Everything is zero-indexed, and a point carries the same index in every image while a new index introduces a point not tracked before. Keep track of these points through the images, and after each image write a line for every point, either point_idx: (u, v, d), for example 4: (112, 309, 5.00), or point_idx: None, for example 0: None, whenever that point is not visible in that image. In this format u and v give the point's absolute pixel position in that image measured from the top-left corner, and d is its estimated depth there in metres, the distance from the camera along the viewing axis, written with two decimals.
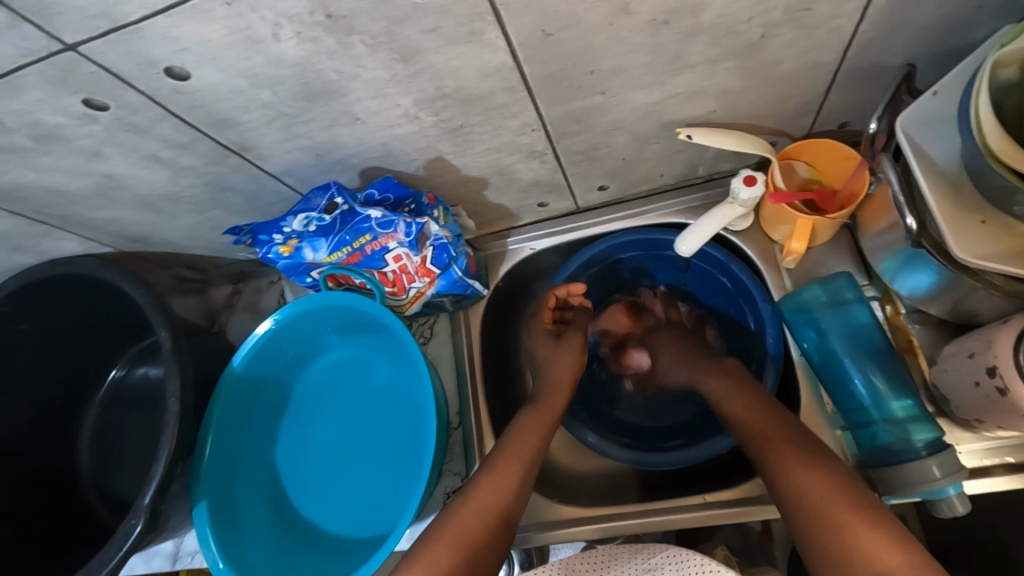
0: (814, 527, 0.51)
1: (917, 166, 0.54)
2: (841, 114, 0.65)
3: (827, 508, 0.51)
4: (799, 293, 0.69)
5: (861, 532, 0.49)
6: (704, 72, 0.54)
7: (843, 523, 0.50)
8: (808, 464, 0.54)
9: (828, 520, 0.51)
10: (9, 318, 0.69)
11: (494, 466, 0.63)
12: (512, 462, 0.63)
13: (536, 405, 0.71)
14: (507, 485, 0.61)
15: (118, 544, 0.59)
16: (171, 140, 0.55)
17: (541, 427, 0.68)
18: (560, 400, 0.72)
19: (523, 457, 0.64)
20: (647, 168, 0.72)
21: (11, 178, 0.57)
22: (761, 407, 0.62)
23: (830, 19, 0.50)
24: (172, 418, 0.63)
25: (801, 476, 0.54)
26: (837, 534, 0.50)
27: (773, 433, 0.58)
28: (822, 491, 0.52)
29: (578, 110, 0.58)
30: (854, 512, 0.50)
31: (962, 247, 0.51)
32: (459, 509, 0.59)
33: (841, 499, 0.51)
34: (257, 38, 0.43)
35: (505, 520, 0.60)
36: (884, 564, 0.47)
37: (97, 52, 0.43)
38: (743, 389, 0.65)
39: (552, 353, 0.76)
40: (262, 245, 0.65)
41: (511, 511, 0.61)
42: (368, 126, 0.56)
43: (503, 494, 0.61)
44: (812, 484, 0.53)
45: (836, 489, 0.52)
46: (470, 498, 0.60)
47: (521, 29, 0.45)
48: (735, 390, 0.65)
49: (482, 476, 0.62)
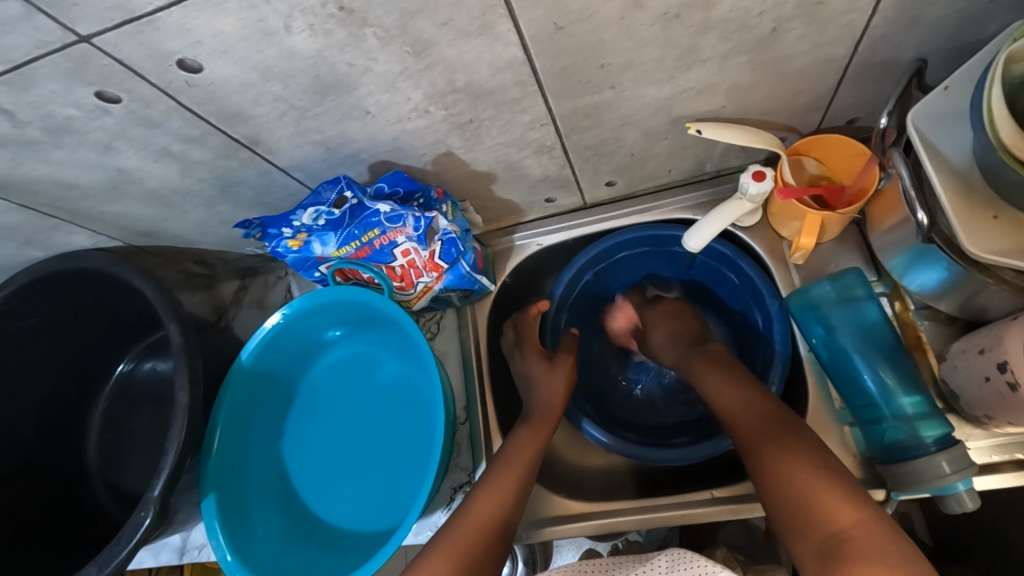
0: (777, 490, 0.52)
1: (929, 161, 0.54)
2: (851, 110, 0.65)
3: (789, 470, 0.52)
4: (807, 289, 0.69)
5: (820, 492, 0.50)
6: (715, 67, 0.54)
7: (804, 484, 0.51)
8: (778, 433, 0.56)
9: (789, 481, 0.52)
10: (18, 311, 0.69)
11: (491, 478, 0.63)
12: (510, 473, 0.64)
13: (529, 424, 0.70)
14: (504, 499, 0.62)
15: (128, 536, 0.59)
16: (183, 133, 0.55)
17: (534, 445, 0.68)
18: (550, 422, 0.71)
19: (518, 470, 0.64)
20: (656, 164, 0.72)
21: (23, 171, 0.57)
22: (739, 386, 0.63)
23: (841, 13, 0.49)
24: (181, 412, 0.62)
25: (770, 443, 0.55)
26: (796, 495, 0.51)
27: (747, 407, 0.60)
28: (785, 454, 0.53)
29: (588, 104, 0.58)
30: (815, 473, 0.51)
31: (974, 241, 0.51)
32: (458, 525, 0.59)
33: (803, 461, 0.52)
34: (270, 30, 0.43)
35: (504, 533, 0.60)
36: (839, 522, 0.48)
37: (111, 43, 0.43)
38: (724, 370, 0.66)
39: (542, 376, 0.75)
40: (271, 239, 0.65)
41: (509, 523, 0.61)
42: (378, 119, 0.56)
43: (500, 507, 0.61)
44: (778, 449, 0.54)
45: (801, 453, 0.53)
46: (468, 512, 0.60)
47: (533, 22, 0.45)
48: (715, 371, 0.66)
49: (478, 491, 0.62)
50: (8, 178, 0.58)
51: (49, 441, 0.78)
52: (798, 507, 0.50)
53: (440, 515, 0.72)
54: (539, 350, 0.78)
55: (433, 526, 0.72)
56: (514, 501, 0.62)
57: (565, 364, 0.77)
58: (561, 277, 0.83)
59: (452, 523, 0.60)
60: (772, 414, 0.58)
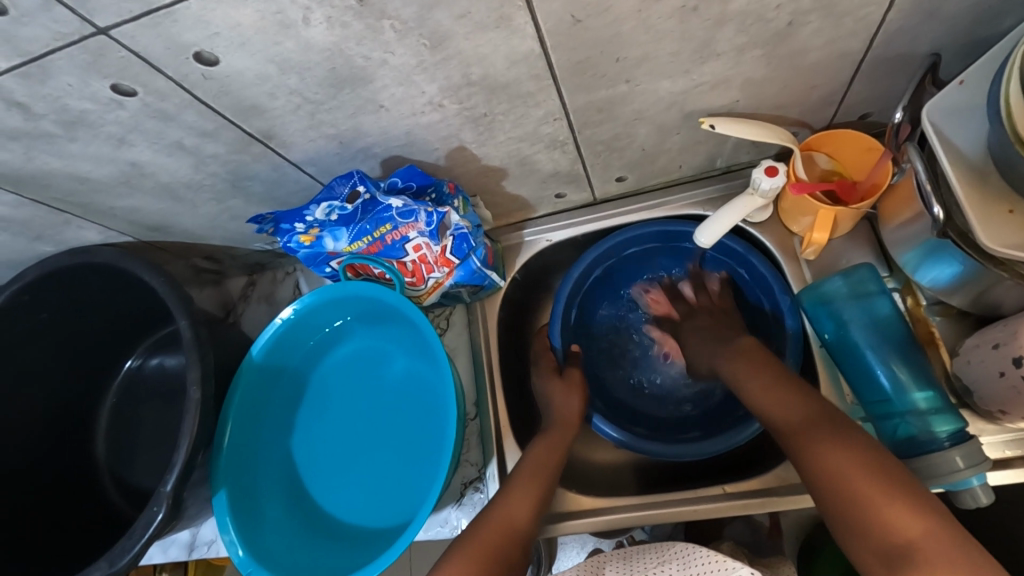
0: (835, 500, 0.52)
1: (944, 155, 0.54)
2: (863, 105, 0.65)
3: (848, 479, 0.52)
4: (819, 285, 0.69)
5: (883, 502, 0.49)
6: (730, 61, 0.54)
7: (865, 494, 0.50)
8: (830, 437, 0.55)
9: (848, 491, 0.51)
10: (28, 306, 0.69)
11: (512, 483, 0.64)
12: (530, 481, 0.64)
13: (545, 440, 0.70)
14: (525, 502, 0.62)
15: (141, 531, 0.59)
16: (197, 127, 0.55)
17: (553, 453, 0.68)
18: (568, 434, 0.72)
19: (538, 481, 0.64)
20: (667, 159, 0.72)
21: (36, 165, 0.57)
22: (783, 386, 0.62)
23: (859, 6, 0.49)
24: (193, 407, 0.62)
25: (824, 450, 0.54)
26: (857, 506, 0.51)
27: (795, 410, 0.59)
28: (842, 463, 0.53)
29: (602, 99, 0.58)
30: (876, 481, 0.51)
31: (990, 236, 0.51)
32: (481, 528, 0.59)
33: (862, 468, 0.52)
34: (288, 22, 0.43)
35: (524, 536, 0.60)
36: (906, 534, 0.48)
37: (129, 35, 0.43)
38: (763, 369, 0.65)
39: (556, 393, 0.76)
40: (282, 234, 0.65)
41: (529, 527, 0.61)
42: (392, 113, 0.56)
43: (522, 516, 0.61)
44: (833, 456, 0.54)
45: (858, 458, 0.52)
46: (491, 514, 0.60)
47: (550, 14, 0.45)
48: (752, 371, 0.66)
49: (499, 498, 0.62)
50: (21, 171, 0.58)
51: (57, 436, 0.78)
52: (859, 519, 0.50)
53: (449, 512, 0.72)
54: (553, 366, 0.79)
55: (443, 522, 0.71)
56: (535, 509, 0.62)
57: (575, 378, 0.77)
58: (571, 273, 0.81)
59: (473, 529, 0.60)
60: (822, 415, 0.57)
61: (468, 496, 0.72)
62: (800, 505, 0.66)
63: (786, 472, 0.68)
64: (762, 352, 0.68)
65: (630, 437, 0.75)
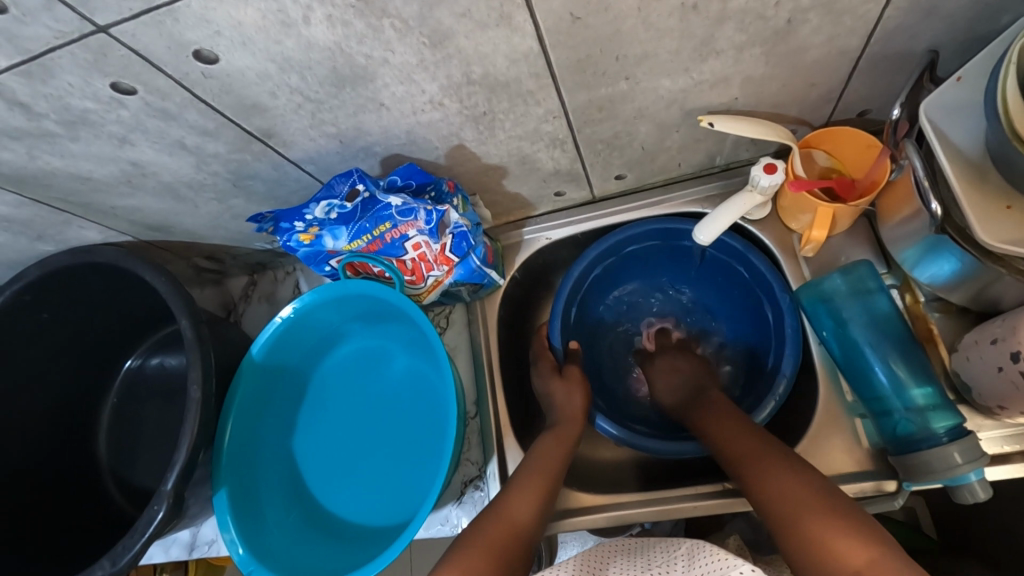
0: (788, 532, 0.52)
1: (941, 151, 0.54)
2: (861, 103, 0.65)
3: (801, 513, 0.52)
4: (819, 282, 0.70)
5: (830, 531, 0.50)
6: (730, 59, 0.55)
7: (812, 525, 0.51)
8: (785, 475, 0.56)
9: (799, 522, 0.52)
10: (29, 305, 0.69)
11: (517, 481, 0.64)
12: (538, 478, 0.65)
13: (554, 432, 0.71)
14: (529, 501, 0.62)
15: (142, 530, 0.59)
16: (199, 126, 0.55)
17: (558, 453, 0.68)
18: (576, 429, 0.72)
19: (547, 475, 0.65)
20: (667, 157, 0.72)
21: (37, 164, 0.58)
22: (745, 432, 0.63)
23: (856, 4, 0.50)
24: (194, 406, 0.62)
25: (780, 486, 0.55)
26: (805, 536, 0.51)
27: (755, 454, 0.60)
28: (793, 496, 0.54)
29: (602, 97, 0.58)
30: (825, 514, 0.51)
31: (987, 232, 0.51)
32: (486, 524, 0.59)
33: (815, 503, 0.52)
34: (289, 21, 0.44)
35: (529, 534, 0.60)
36: (851, 562, 0.47)
37: (130, 34, 0.43)
38: (729, 416, 0.67)
39: (557, 390, 0.76)
40: (283, 233, 0.65)
41: (533, 524, 0.61)
42: (393, 112, 0.56)
43: (530, 511, 0.61)
44: (786, 491, 0.55)
45: (810, 495, 0.53)
46: (496, 512, 0.60)
47: (550, 13, 0.46)
48: (718, 418, 0.68)
49: (509, 494, 0.62)
50: (22, 171, 0.58)
51: (59, 436, 0.78)
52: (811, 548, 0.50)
53: (450, 510, 0.72)
54: (552, 365, 0.79)
55: (444, 520, 0.72)
56: (543, 505, 0.63)
57: (574, 375, 0.77)
58: (572, 272, 0.81)
59: (478, 524, 0.60)
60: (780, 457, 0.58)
61: (469, 495, 0.73)
62: None
63: None
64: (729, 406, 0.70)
65: (630, 435, 0.75)
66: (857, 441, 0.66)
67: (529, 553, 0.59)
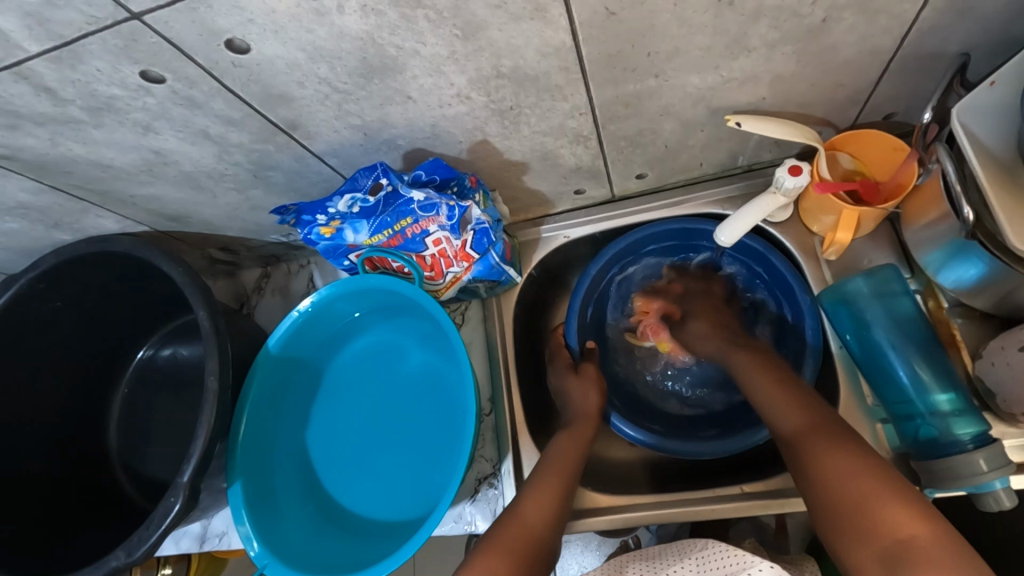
0: (837, 504, 0.51)
1: (973, 155, 0.54)
2: (888, 104, 0.65)
3: (854, 480, 0.51)
4: (842, 284, 0.69)
5: (882, 505, 0.48)
6: (762, 57, 0.54)
7: (867, 497, 0.49)
8: (835, 447, 0.54)
9: (850, 494, 0.50)
10: (44, 294, 0.69)
11: (533, 481, 0.63)
12: (555, 479, 0.64)
13: (567, 431, 0.71)
14: (548, 503, 0.61)
15: (158, 522, 0.59)
16: (224, 115, 0.54)
17: (574, 453, 0.67)
18: (591, 428, 0.71)
19: (563, 473, 0.64)
20: (689, 156, 0.71)
21: (59, 151, 0.57)
22: (785, 396, 0.62)
23: (894, 3, 0.49)
24: (210, 397, 0.61)
25: (832, 456, 0.54)
26: (859, 502, 0.49)
27: (799, 424, 0.59)
28: (852, 468, 0.52)
29: (629, 93, 0.57)
30: (878, 488, 0.50)
31: (1020, 237, 0.51)
32: (505, 527, 0.58)
33: (867, 475, 0.51)
34: (323, 10, 0.43)
35: (546, 538, 0.59)
36: (906, 533, 0.46)
37: (163, 22, 0.43)
38: (770, 372, 0.65)
39: (574, 386, 0.75)
40: (304, 226, 0.64)
41: (552, 528, 0.60)
42: (419, 105, 0.55)
43: (548, 511, 0.61)
44: (838, 463, 0.53)
45: (863, 466, 0.52)
46: (513, 513, 0.60)
47: (585, 6, 0.45)
48: (763, 372, 0.66)
49: (524, 496, 0.62)
50: (44, 157, 0.58)
51: (72, 424, 0.78)
52: (860, 520, 0.49)
53: (464, 507, 0.71)
54: (568, 362, 0.79)
55: (457, 517, 0.71)
56: (562, 506, 0.62)
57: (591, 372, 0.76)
58: (589, 269, 0.81)
59: (495, 527, 0.59)
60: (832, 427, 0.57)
61: (483, 492, 0.72)
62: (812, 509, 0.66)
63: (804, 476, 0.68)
64: (771, 360, 0.68)
65: (652, 437, 0.74)
66: (877, 447, 0.66)
67: (549, 552, 0.59)
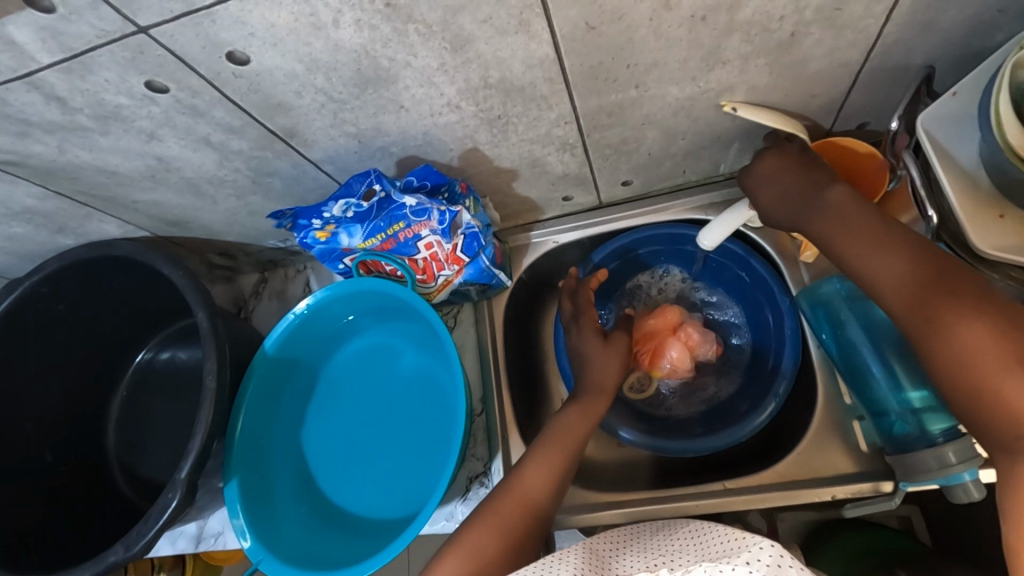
0: (947, 382, 0.46)
1: (938, 164, 0.58)
2: (860, 114, 0.67)
3: (967, 362, 0.45)
4: (817, 287, 0.73)
5: (1006, 386, 0.43)
6: (736, 69, 0.57)
7: (985, 377, 0.44)
8: (943, 315, 0.47)
9: (961, 373, 0.45)
10: (46, 296, 0.71)
11: (537, 449, 0.65)
12: (559, 449, 0.64)
13: (579, 405, 0.69)
14: (543, 479, 0.62)
15: (155, 517, 0.61)
16: (225, 123, 0.57)
17: (581, 428, 0.67)
18: (604, 403, 0.70)
19: (565, 449, 0.64)
20: (672, 164, 0.74)
21: (66, 158, 0.60)
22: (897, 261, 0.51)
23: (858, 18, 0.52)
24: (208, 395, 0.63)
25: (938, 328, 0.47)
26: (976, 386, 0.44)
27: (903, 285, 0.50)
28: (965, 340, 0.45)
29: (613, 102, 0.60)
30: (999, 362, 0.43)
31: (981, 240, 0.55)
32: (503, 499, 0.60)
33: (984, 336, 0.44)
34: (319, 24, 0.46)
35: (541, 513, 0.61)
36: None
37: (168, 35, 0.46)
38: (856, 231, 0.54)
39: (597, 354, 0.74)
40: (299, 230, 0.67)
41: (546, 503, 0.61)
42: (411, 114, 0.58)
43: (547, 485, 0.62)
44: (948, 337, 0.46)
45: (982, 326, 0.45)
46: (512, 488, 0.61)
47: (567, 20, 0.48)
48: (848, 234, 0.55)
49: (525, 466, 0.63)
50: (52, 164, 0.61)
51: (73, 424, 0.80)
52: (972, 404, 0.45)
53: (455, 505, 0.73)
54: (596, 325, 0.76)
55: (448, 515, 0.72)
56: (563, 477, 0.63)
57: (620, 342, 0.76)
58: (593, 256, 0.84)
59: (494, 497, 0.61)
60: (940, 272, 0.49)
61: (473, 491, 0.73)
62: (796, 503, 0.68)
63: (785, 469, 0.70)
64: (869, 220, 0.54)
65: (645, 437, 0.76)
66: (855, 444, 0.68)
67: (544, 525, 0.61)
